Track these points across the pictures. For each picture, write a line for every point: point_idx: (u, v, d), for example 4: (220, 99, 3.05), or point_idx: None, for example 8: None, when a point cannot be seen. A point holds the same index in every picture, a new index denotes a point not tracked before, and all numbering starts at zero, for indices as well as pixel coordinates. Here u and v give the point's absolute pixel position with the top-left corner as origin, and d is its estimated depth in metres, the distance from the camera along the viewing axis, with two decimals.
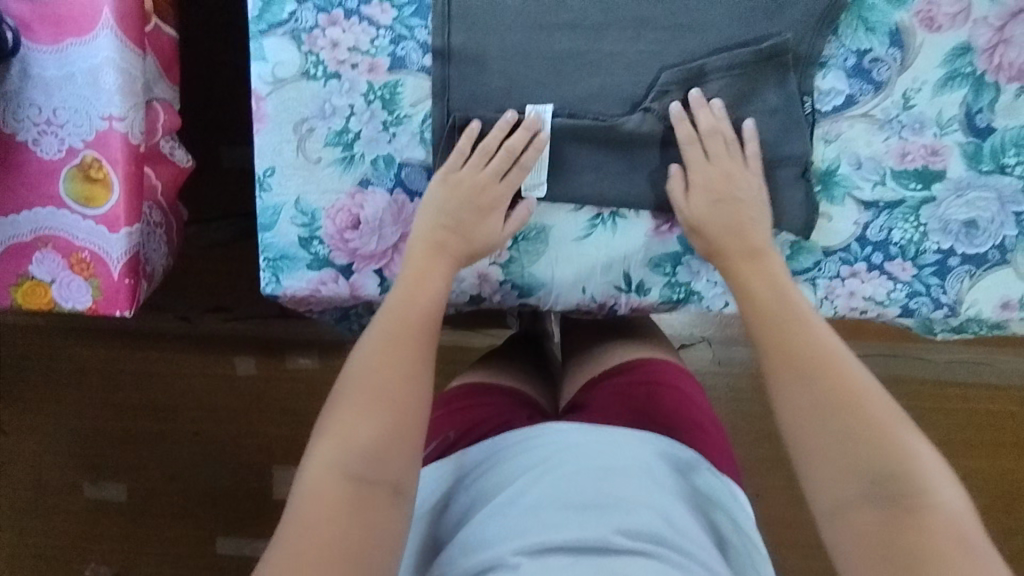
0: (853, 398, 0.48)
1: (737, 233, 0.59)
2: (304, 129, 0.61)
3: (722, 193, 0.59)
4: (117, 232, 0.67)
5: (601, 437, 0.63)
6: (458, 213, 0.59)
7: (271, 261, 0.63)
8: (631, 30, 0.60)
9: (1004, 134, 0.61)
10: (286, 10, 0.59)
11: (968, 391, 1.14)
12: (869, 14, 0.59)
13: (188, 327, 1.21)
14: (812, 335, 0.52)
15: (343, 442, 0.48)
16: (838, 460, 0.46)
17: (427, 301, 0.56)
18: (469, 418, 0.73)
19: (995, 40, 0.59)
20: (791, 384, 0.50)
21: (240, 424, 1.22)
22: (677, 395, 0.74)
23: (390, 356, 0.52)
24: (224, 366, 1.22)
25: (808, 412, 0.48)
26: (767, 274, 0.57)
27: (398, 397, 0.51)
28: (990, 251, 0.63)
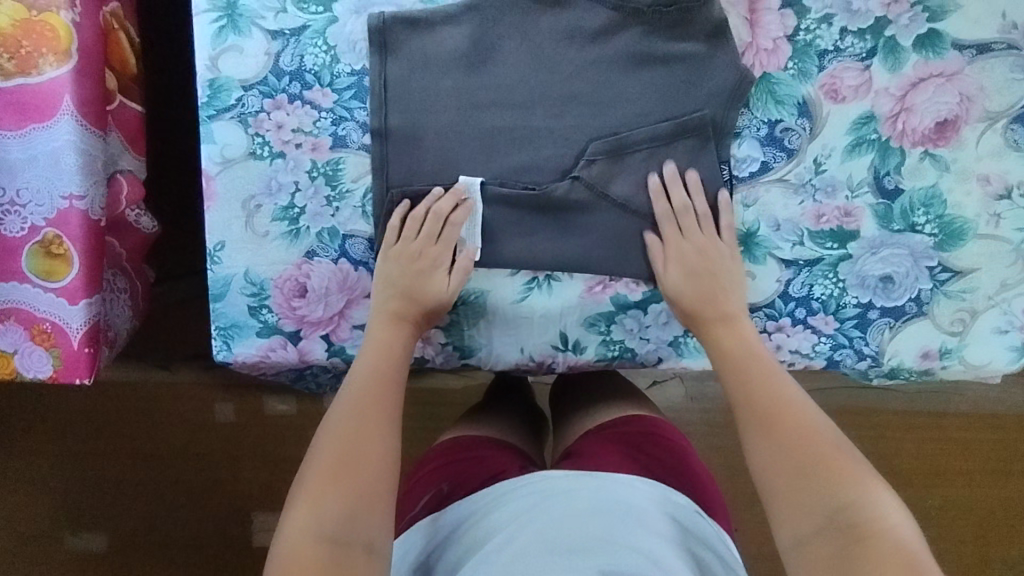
0: (809, 445, 0.55)
1: (710, 299, 0.63)
2: (252, 206, 0.65)
3: (682, 265, 0.63)
4: (78, 304, 0.70)
5: (585, 484, 0.66)
6: (400, 280, 0.63)
7: (221, 329, 0.67)
8: (558, 106, 0.63)
9: (912, 194, 0.65)
10: (232, 96, 0.63)
11: (931, 419, 1.16)
12: (777, 87, 0.63)
13: (169, 375, 1.25)
14: (770, 387, 0.59)
15: (317, 497, 0.53)
16: (798, 498, 0.53)
17: (387, 373, 0.61)
18: (461, 472, 0.75)
19: (897, 109, 0.63)
20: (755, 434, 0.57)
21: (222, 469, 1.25)
22: (656, 445, 0.78)
23: (358, 426, 0.57)
24: (205, 411, 1.26)
25: (769, 458, 0.56)
26: (736, 337, 0.63)
27: (375, 451, 0.57)
28: (907, 304, 0.66)
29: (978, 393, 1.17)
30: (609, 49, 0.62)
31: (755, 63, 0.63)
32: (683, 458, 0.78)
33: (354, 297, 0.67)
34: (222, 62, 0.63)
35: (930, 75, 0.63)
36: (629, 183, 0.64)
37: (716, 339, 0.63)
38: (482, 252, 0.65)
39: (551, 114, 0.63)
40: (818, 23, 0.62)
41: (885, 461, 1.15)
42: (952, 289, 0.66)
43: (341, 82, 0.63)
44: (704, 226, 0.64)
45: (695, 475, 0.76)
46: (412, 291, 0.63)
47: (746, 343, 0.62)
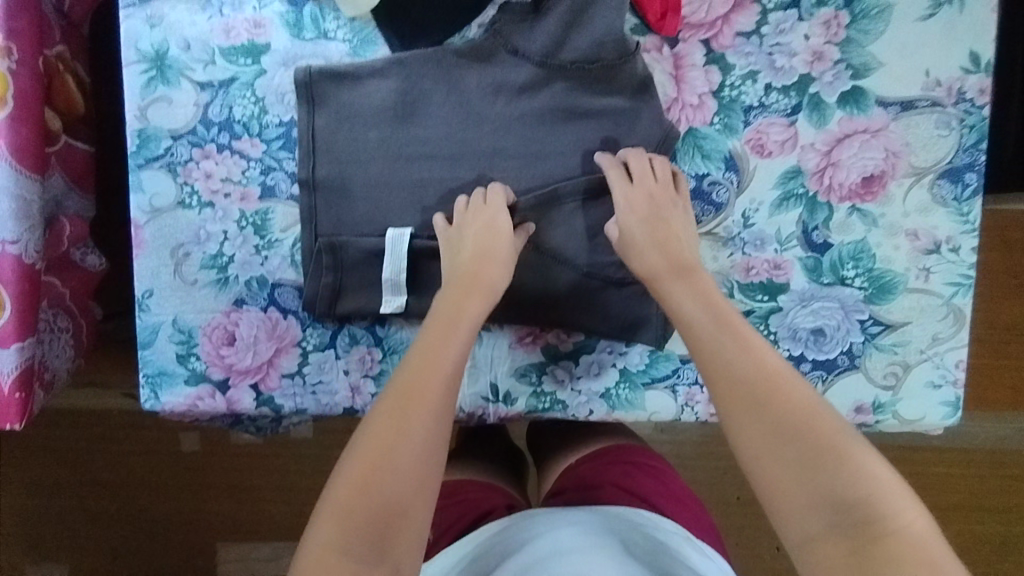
0: (804, 423, 0.47)
1: (665, 249, 0.59)
2: (180, 254, 0.65)
3: (634, 212, 0.60)
4: (9, 349, 0.70)
5: (572, 520, 0.66)
6: (471, 248, 0.59)
7: (149, 377, 0.66)
8: (485, 158, 0.64)
9: (841, 248, 0.65)
10: (161, 145, 0.63)
11: (912, 453, 1.10)
12: (704, 142, 0.64)
13: (131, 405, 1.22)
14: (746, 353, 0.51)
15: (348, 511, 0.47)
16: (792, 481, 0.46)
17: (446, 353, 0.54)
18: (444, 518, 0.75)
19: (824, 163, 0.64)
20: (735, 410, 0.49)
21: (185, 500, 1.24)
22: (642, 476, 0.77)
23: (403, 411, 0.50)
24: (167, 442, 1.23)
25: (755, 432, 0.48)
26: (693, 290, 0.56)
27: (413, 449, 0.50)
28: (839, 357, 0.66)
29: (962, 429, 1.10)
30: (535, 103, 0.63)
31: (680, 118, 0.64)
32: (671, 484, 0.77)
33: (282, 346, 0.66)
34: (151, 112, 0.63)
35: (856, 131, 0.64)
36: (557, 234, 0.64)
37: (674, 294, 0.57)
38: (406, 302, 0.65)
39: (479, 167, 0.64)
40: (743, 80, 0.63)
41: None
42: (884, 342, 0.66)
43: (270, 133, 0.64)
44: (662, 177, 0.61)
45: (686, 502, 0.75)
46: (483, 259, 0.59)
47: (706, 299, 0.56)
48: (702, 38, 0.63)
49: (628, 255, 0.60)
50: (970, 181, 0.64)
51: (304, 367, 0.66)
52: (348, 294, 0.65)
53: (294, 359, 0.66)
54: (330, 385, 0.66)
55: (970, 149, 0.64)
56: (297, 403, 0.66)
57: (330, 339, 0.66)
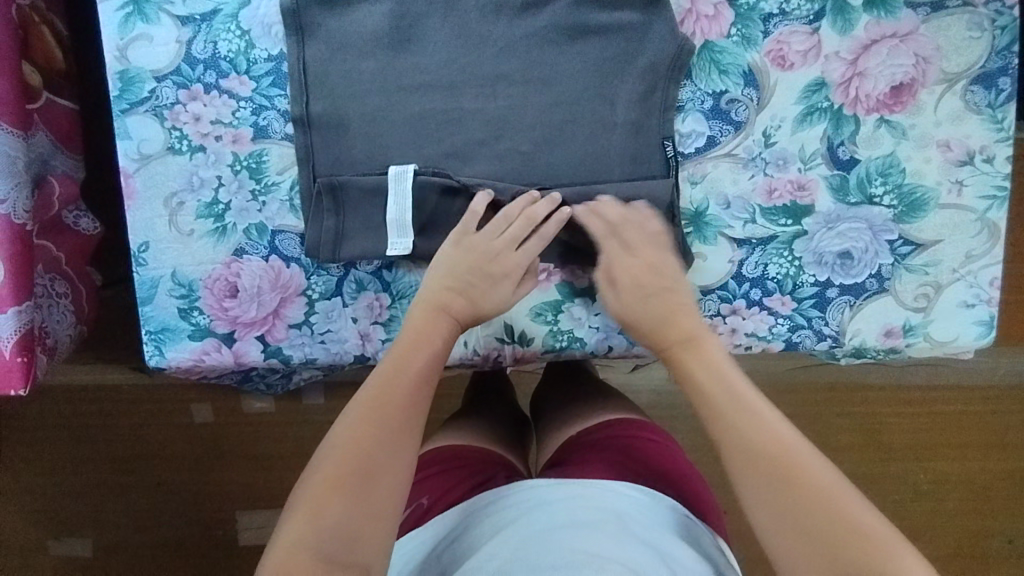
0: (812, 489, 0.45)
1: (665, 320, 0.58)
2: (174, 204, 0.62)
3: (627, 283, 0.60)
4: (6, 313, 0.67)
5: (570, 490, 0.64)
6: (466, 275, 0.59)
7: (152, 334, 0.64)
8: (488, 85, 0.60)
9: (868, 165, 0.61)
10: (145, 88, 0.60)
11: (930, 390, 1.09)
12: (720, 56, 0.60)
13: (140, 377, 1.21)
14: (756, 420, 0.49)
15: (316, 513, 0.46)
16: (800, 544, 0.43)
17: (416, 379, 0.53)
18: (442, 483, 0.74)
19: (849, 74, 0.60)
20: (743, 467, 0.47)
21: (202, 470, 1.23)
22: (649, 449, 0.76)
23: (367, 431, 0.50)
24: (179, 414, 1.22)
25: (761, 494, 0.46)
26: (703, 358, 0.55)
27: (387, 464, 0.49)
28: (867, 281, 0.63)
29: (980, 365, 1.08)
30: (539, 23, 0.59)
31: (695, 31, 0.60)
32: (671, 458, 0.76)
33: (287, 296, 0.63)
34: (132, 52, 0.60)
35: (883, 37, 0.60)
36: (567, 162, 0.61)
37: (684, 364, 0.55)
38: (412, 243, 0.62)
39: (483, 95, 0.60)
40: None
41: (877, 437, 1.09)
42: (914, 263, 0.63)
43: (259, 68, 0.60)
44: (646, 241, 0.60)
45: (684, 475, 0.74)
46: (471, 289, 0.59)
47: (717, 364, 0.54)
48: None
49: (627, 324, 0.60)
50: (1005, 85, 0.60)
51: (312, 317, 0.64)
52: (351, 238, 0.61)
53: (301, 306, 0.63)
54: (338, 333, 0.64)
55: (1004, 52, 0.60)
56: (306, 353, 0.64)
57: (336, 286, 0.64)
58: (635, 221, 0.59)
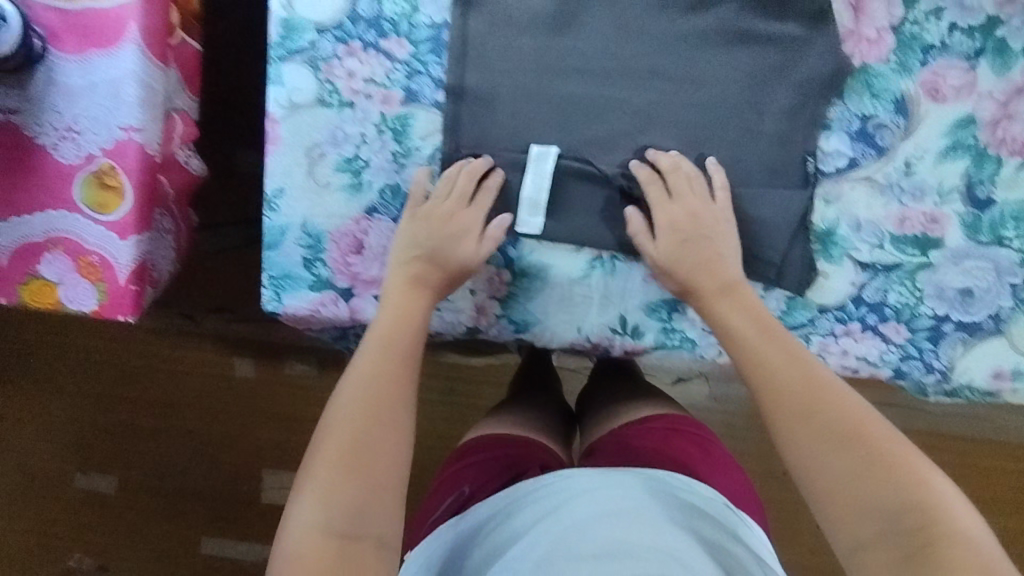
0: (855, 432, 0.49)
1: (704, 267, 0.59)
2: (315, 154, 0.63)
3: (666, 225, 0.60)
4: (127, 240, 0.68)
5: (596, 482, 0.64)
6: (428, 241, 0.60)
7: (274, 279, 0.65)
8: (641, 80, 0.61)
9: (1003, 207, 0.62)
10: (306, 38, 0.61)
11: (966, 443, 1.09)
12: (875, 80, 0.60)
13: (189, 325, 1.22)
14: (798, 370, 0.53)
15: (331, 494, 0.48)
16: (837, 485, 0.48)
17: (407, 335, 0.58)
18: (483, 470, 0.75)
19: (999, 114, 0.60)
20: (786, 420, 0.52)
21: (237, 423, 1.23)
22: (692, 440, 0.76)
23: (370, 384, 0.54)
24: (224, 366, 1.23)
25: (800, 445, 0.50)
26: (741, 306, 0.58)
27: (388, 430, 0.52)
28: (985, 320, 0.63)
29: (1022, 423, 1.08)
30: (702, 25, 0.60)
31: (855, 52, 0.60)
32: (711, 450, 0.75)
33: None
34: (299, 1, 0.60)
35: None
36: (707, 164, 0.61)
37: (720, 312, 0.58)
38: (544, 225, 0.62)
39: (633, 88, 0.61)
40: (928, 16, 0.59)
41: None
42: None
43: (420, 34, 0.61)
44: (694, 188, 0.60)
45: (722, 473, 0.73)
46: (436, 251, 0.60)
47: (754, 315, 0.57)
48: None
49: (665, 272, 0.60)
50: None
51: None
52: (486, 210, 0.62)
53: None
54: (455, 304, 0.65)
55: None
56: None
57: None
58: (676, 168, 0.60)
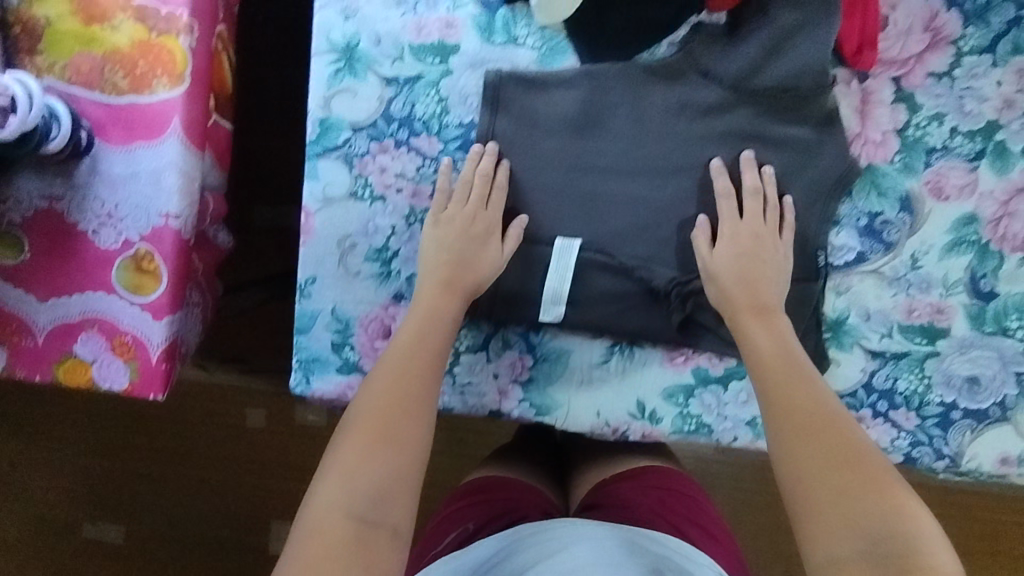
0: (854, 456, 0.50)
1: (749, 285, 0.60)
2: (347, 244, 0.66)
3: (729, 238, 0.61)
4: (161, 320, 0.71)
5: (602, 533, 0.65)
6: (455, 246, 0.61)
7: (303, 362, 0.67)
8: (660, 177, 0.64)
9: (1006, 299, 0.64)
10: (341, 136, 0.64)
11: (979, 502, 1.08)
12: (881, 180, 0.63)
13: (203, 374, 1.20)
14: (809, 392, 0.54)
15: (347, 485, 0.50)
16: (827, 501, 0.49)
17: (435, 337, 0.58)
18: (488, 510, 0.75)
19: (1000, 212, 0.63)
20: (791, 434, 0.52)
21: (245, 473, 1.23)
22: (694, 504, 0.76)
23: (393, 385, 0.55)
24: (235, 416, 1.23)
25: (796, 458, 0.51)
26: (765, 325, 0.59)
27: (414, 430, 0.54)
28: (991, 408, 0.65)
29: None
30: (718, 127, 0.63)
31: (862, 154, 0.63)
32: (710, 514, 0.76)
33: None
34: (335, 102, 0.64)
35: None
36: None
37: (747, 328, 0.59)
38: (565, 312, 0.65)
39: (652, 185, 0.64)
40: (930, 120, 0.62)
41: None
42: None
43: (449, 133, 0.64)
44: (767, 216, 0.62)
45: (721, 543, 0.73)
46: (465, 256, 0.61)
47: (777, 335, 0.58)
48: (892, 75, 0.62)
49: (711, 283, 0.61)
50: None
51: (456, 367, 0.67)
52: (510, 299, 0.65)
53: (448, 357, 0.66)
54: (477, 387, 0.67)
55: None
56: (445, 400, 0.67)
57: (484, 342, 0.67)
58: (761, 190, 0.62)
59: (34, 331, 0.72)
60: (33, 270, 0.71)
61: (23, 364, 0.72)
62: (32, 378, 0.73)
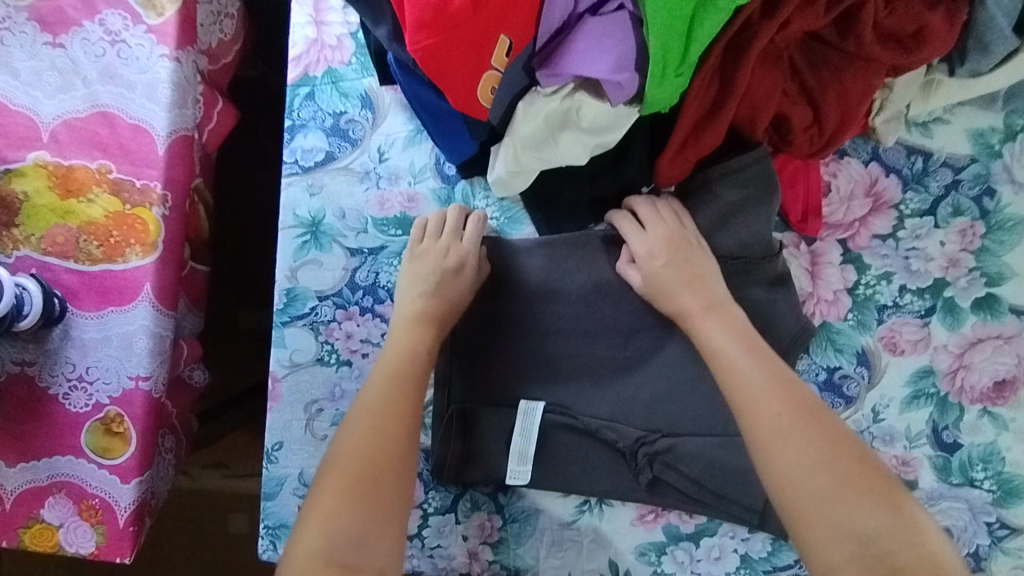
0: (845, 455, 0.52)
1: (686, 286, 0.61)
2: (313, 409, 0.66)
3: (645, 250, 0.62)
4: (129, 482, 0.70)
5: None
6: (432, 277, 0.63)
7: (270, 528, 0.66)
8: (620, 336, 0.66)
9: (971, 450, 0.64)
10: (307, 304, 0.66)
11: None
12: (836, 336, 0.65)
13: (185, 481, 1.16)
14: (787, 388, 0.55)
15: (332, 524, 0.52)
16: (823, 503, 0.51)
17: (405, 369, 0.60)
18: None
19: (956, 364, 0.64)
20: (774, 439, 0.53)
21: None
22: None
23: (373, 418, 0.57)
24: (217, 524, 1.18)
25: (790, 463, 0.52)
26: (726, 324, 0.59)
27: (397, 457, 0.56)
28: (965, 558, 0.65)
29: None
30: None
31: (815, 311, 0.65)
32: None
33: None
34: (302, 273, 0.66)
35: (989, 336, 0.64)
36: (684, 415, 0.65)
37: (705, 329, 0.59)
38: (531, 474, 0.65)
39: (612, 345, 0.66)
40: (879, 279, 0.65)
41: None
42: (1010, 546, 0.64)
43: None
44: (674, 219, 0.63)
45: None
46: (440, 287, 0.63)
47: (735, 329, 0.58)
48: (839, 237, 0.65)
49: (656, 297, 0.62)
50: None
51: (425, 530, 0.66)
52: (477, 461, 0.65)
53: (416, 521, 0.65)
54: (446, 549, 0.66)
55: None
56: (414, 565, 0.66)
57: (451, 503, 0.66)
58: (654, 206, 0.64)
59: (2, 496, 0.72)
60: (4, 435, 0.71)
61: None
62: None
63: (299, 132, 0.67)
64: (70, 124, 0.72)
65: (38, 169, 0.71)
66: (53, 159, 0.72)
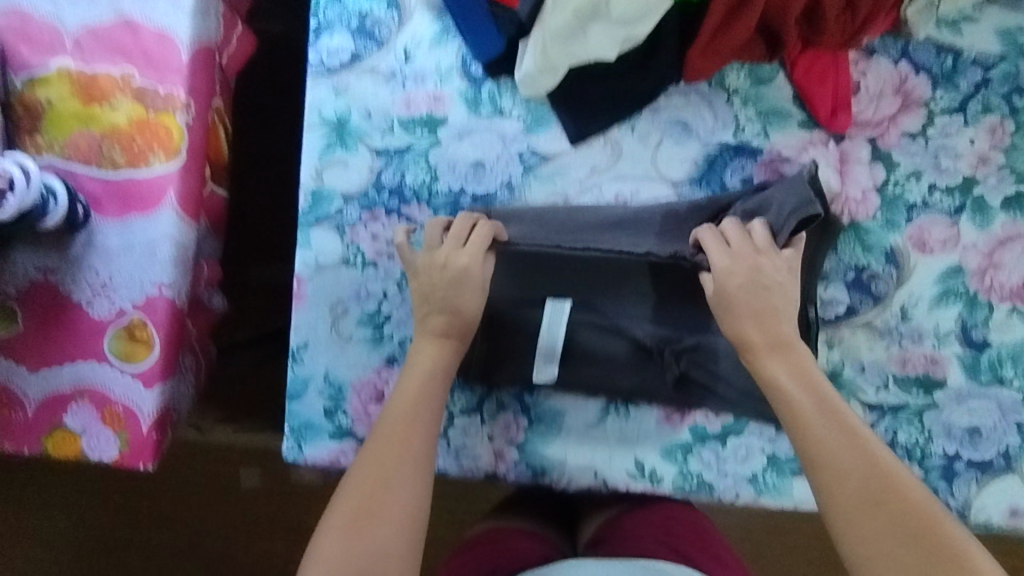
0: (920, 521, 0.49)
1: (758, 316, 0.58)
2: (339, 309, 0.66)
3: (724, 271, 0.58)
4: (153, 388, 0.70)
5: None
6: (437, 290, 0.61)
7: (295, 429, 0.66)
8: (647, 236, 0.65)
9: (1000, 348, 0.64)
10: (333, 206, 0.66)
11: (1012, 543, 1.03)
12: (865, 235, 0.65)
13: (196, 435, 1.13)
14: (861, 448, 0.52)
15: (339, 561, 0.51)
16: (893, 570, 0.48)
17: (414, 394, 0.58)
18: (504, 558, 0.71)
19: (985, 264, 0.64)
20: (845, 500, 0.51)
21: (236, 535, 1.16)
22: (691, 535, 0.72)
23: (385, 455, 0.55)
24: (227, 482, 1.16)
25: (863, 527, 0.50)
26: (794, 369, 0.56)
27: (404, 500, 0.54)
28: (995, 458, 0.64)
29: None
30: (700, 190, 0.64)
31: (843, 211, 0.65)
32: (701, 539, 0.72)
33: None
34: (327, 174, 0.66)
35: (1018, 235, 0.64)
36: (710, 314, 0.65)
37: (771, 371, 0.56)
38: (558, 373, 0.65)
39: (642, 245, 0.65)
40: (908, 177, 0.64)
41: None
42: None
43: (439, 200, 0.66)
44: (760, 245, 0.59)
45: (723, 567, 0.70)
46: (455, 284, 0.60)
47: (802, 375, 0.56)
48: (868, 136, 0.64)
49: (722, 314, 0.59)
50: None
51: (449, 430, 0.66)
52: (503, 360, 0.65)
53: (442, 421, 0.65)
54: (472, 449, 0.66)
55: None
56: (440, 463, 0.66)
57: (477, 403, 0.66)
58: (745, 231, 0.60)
59: (23, 402, 0.72)
60: (27, 341, 0.71)
61: (13, 437, 0.72)
62: (20, 450, 0.72)
63: (324, 33, 0.66)
64: (93, 32, 0.71)
65: (62, 77, 0.71)
66: (77, 66, 0.71)
